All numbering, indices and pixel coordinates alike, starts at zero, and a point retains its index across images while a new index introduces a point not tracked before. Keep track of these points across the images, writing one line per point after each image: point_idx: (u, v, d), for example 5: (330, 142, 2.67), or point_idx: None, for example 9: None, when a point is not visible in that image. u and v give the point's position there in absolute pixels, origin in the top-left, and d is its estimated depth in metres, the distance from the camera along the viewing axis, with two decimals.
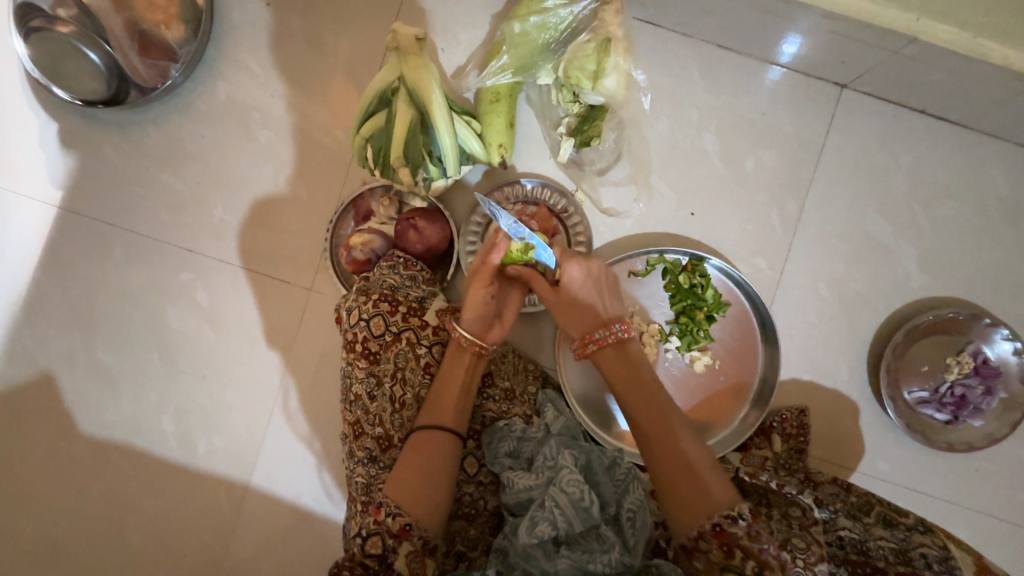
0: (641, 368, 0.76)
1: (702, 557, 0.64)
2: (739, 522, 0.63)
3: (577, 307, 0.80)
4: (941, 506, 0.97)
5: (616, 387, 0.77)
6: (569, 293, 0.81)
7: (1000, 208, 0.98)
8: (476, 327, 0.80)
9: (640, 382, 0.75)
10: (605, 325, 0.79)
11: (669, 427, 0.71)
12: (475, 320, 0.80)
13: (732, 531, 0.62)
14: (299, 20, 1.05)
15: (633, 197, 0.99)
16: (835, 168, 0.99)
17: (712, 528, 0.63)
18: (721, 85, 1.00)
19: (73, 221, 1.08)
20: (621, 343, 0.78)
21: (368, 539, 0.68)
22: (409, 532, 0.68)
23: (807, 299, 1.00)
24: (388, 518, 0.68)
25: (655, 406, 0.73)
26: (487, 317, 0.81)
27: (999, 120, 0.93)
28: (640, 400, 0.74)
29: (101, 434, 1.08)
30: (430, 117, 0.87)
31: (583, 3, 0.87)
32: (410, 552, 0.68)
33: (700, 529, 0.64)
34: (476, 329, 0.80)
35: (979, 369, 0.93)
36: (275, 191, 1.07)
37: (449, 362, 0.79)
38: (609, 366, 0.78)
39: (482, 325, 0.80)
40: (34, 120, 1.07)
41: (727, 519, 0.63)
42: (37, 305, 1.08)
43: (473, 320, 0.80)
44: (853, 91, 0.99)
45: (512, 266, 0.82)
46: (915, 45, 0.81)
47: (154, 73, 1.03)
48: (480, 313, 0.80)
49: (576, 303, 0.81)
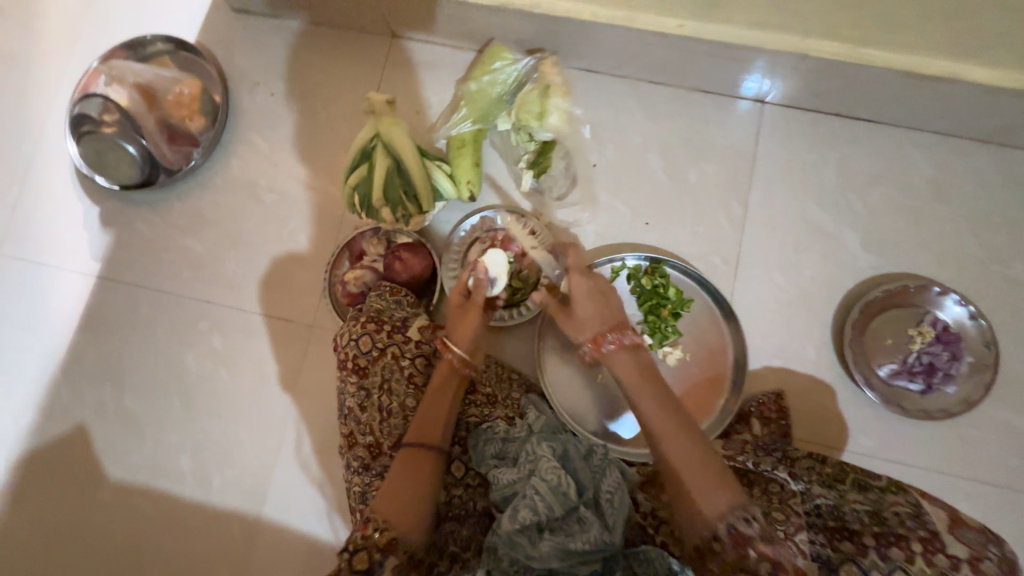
0: (646, 372, 0.79)
1: (718, 558, 0.68)
2: (752, 524, 0.66)
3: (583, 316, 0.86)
4: (932, 480, 0.97)
5: (629, 381, 0.79)
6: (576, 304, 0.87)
7: (929, 189, 1.07)
8: (467, 347, 0.88)
9: (651, 383, 0.78)
10: (613, 329, 0.83)
11: (666, 430, 0.73)
12: (467, 341, 0.89)
13: (746, 533, 0.66)
14: (298, 102, 1.26)
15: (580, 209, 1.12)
16: (769, 170, 1.11)
17: (726, 532, 0.67)
18: (657, 112, 1.14)
19: (108, 286, 1.24)
20: (631, 347, 0.82)
21: (355, 555, 0.71)
22: (396, 545, 0.73)
23: (766, 289, 1.07)
24: (375, 532, 0.73)
25: (661, 407, 0.75)
26: (474, 339, 0.89)
27: (908, 113, 1.04)
28: (648, 407, 0.76)
29: (127, 478, 1.17)
30: (406, 165, 1.01)
31: (525, 61, 1.06)
32: (396, 565, 0.73)
33: (715, 532, 0.67)
34: (463, 348, 0.88)
35: (940, 337, 0.97)
36: (280, 243, 1.22)
37: (439, 383, 0.86)
38: (620, 367, 0.80)
39: (472, 345, 0.89)
40: (80, 205, 1.27)
41: (743, 522, 0.66)
42: (74, 363, 1.22)
43: (462, 335, 0.89)
44: (773, 104, 1.12)
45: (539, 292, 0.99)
46: (809, 60, 0.95)
47: (180, 157, 1.23)
48: (471, 334, 0.89)
49: (582, 309, 0.86)
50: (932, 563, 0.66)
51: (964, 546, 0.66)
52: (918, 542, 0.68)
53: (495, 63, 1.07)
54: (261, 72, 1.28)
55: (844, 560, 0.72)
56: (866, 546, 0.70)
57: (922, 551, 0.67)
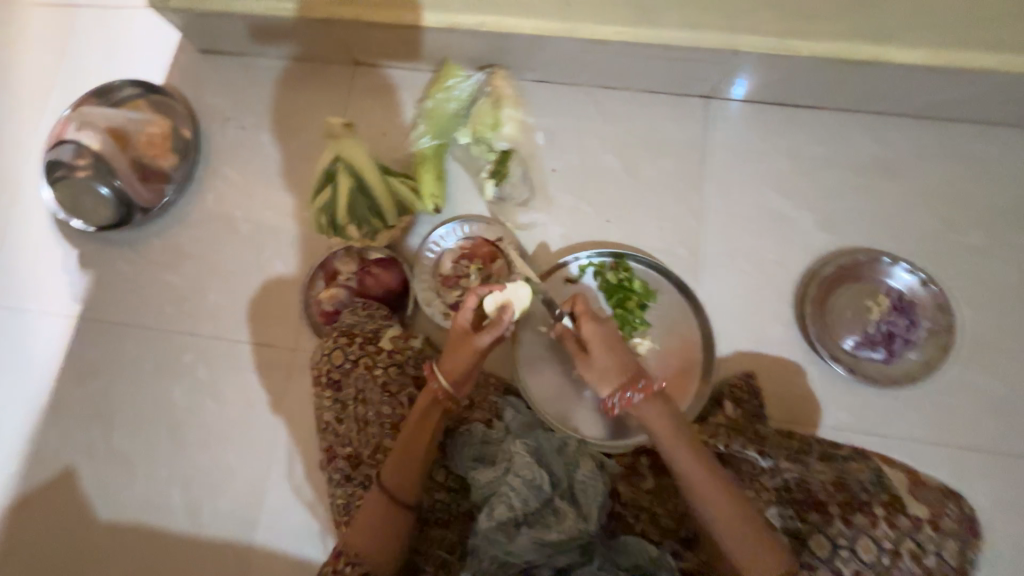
0: (688, 436, 0.77)
1: None
2: None
3: (605, 367, 0.82)
4: (907, 446, 0.99)
5: (661, 441, 0.77)
6: (594, 350, 0.83)
7: (873, 166, 1.12)
8: (454, 381, 0.85)
9: (695, 450, 0.76)
10: (635, 382, 0.80)
11: (717, 500, 0.73)
12: (455, 375, 0.85)
13: None
14: (266, 134, 1.30)
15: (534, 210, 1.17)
16: (721, 161, 1.15)
17: None
18: (609, 115, 1.19)
19: (91, 327, 1.26)
20: (665, 405, 0.79)
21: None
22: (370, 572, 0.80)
23: (728, 274, 1.10)
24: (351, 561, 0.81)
25: (711, 477, 0.74)
26: (465, 376, 0.86)
27: (843, 97, 1.10)
28: (697, 477, 0.74)
29: (117, 517, 1.16)
30: (368, 183, 1.05)
31: (477, 77, 1.12)
32: None
33: None
34: (453, 382, 0.85)
35: (896, 305, 1.01)
36: (257, 270, 1.25)
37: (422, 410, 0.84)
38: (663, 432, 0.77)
39: (460, 379, 0.86)
40: (59, 250, 1.29)
41: None
42: (59, 406, 1.22)
43: (452, 367, 0.85)
44: (719, 99, 1.17)
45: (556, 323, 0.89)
46: (742, 55, 1.01)
47: (154, 194, 1.26)
48: (462, 369, 0.86)
49: (603, 360, 0.82)
50: (894, 525, 0.75)
51: (921, 506, 0.76)
52: (881, 505, 0.76)
53: (449, 81, 1.12)
54: (229, 108, 1.32)
55: (812, 529, 0.76)
56: (831, 514, 0.76)
57: (883, 514, 0.75)
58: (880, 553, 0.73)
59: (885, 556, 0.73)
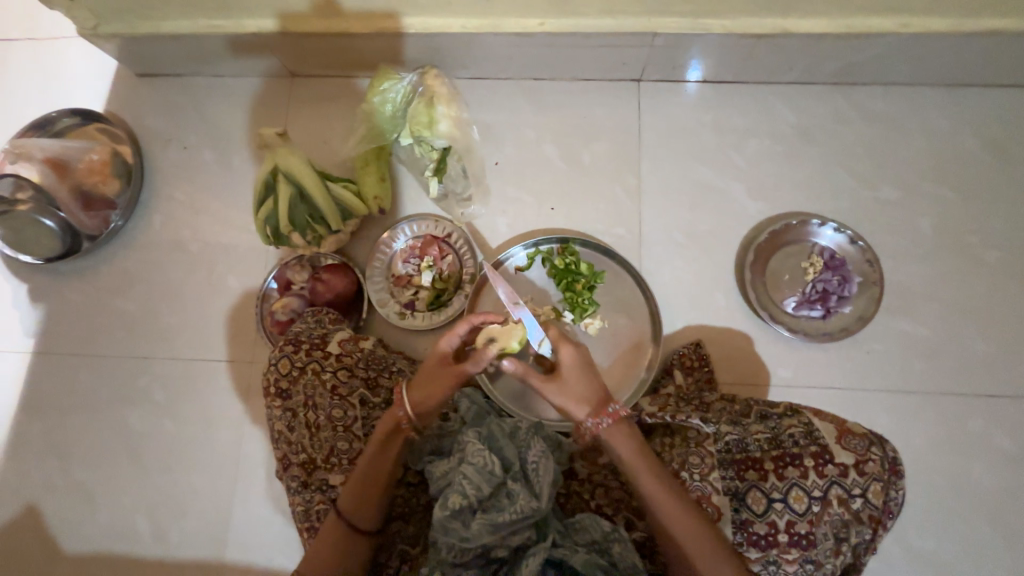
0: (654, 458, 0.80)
1: None
2: None
3: (577, 392, 0.83)
4: (849, 398, 1.03)
5: (630, 464, 0.79)
6: (568, 378, 0.83)
7: (798, 133, 1.16)
8: (422, 409, 0.84)
9: (660, 468, 0.79)
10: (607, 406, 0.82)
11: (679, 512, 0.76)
12: (423, 403, 0.84)
13: None
14: (209, 151, 1.31)
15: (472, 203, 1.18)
16: (655, 141, 1.19)
17: None
18: (545, 105, 1.22)
19: (44, 360, 1.24)
20: (631, 427, 0.82)
21: None
22: None
23: (670, 249, 1.13)
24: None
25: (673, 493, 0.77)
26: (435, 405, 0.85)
27: (763, 69, 1.14)
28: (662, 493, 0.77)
29: (84, 549, 1.15)
30: (306, 189, 1.06)
31: (411, 77, 1.12)
32: None
33: None
34: (420, 409, 0.84)
35: (829, 264, 1.04)
36: (210, 288, 1.25)
37: (385, 435, 0.84)
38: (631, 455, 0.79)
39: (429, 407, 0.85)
40: (7, 286, 1.28)
41: None
42: (17, 444, 1.21)
43: (422, 399, 0.84)
44: (648, 81, 1.21)
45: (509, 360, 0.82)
46: (660, 36, 1.06)
47: (99, 221, 1.25)
48: (433, 397, 0.84)
49: (576, 386, 0.83)
50: (823, 473, 0.79)
51: (849, 454, 0.80)
52: (811, 457, 0.80)
53: (383, 83, 1.11)
54: (171, 129, 1.32)
55: (749, 486, 0.81)
56: (766, 471, 0.81)
57: (812, 464, 0.80)
58: (810, 501, 0.79)
59: (815, 503, 0.79)
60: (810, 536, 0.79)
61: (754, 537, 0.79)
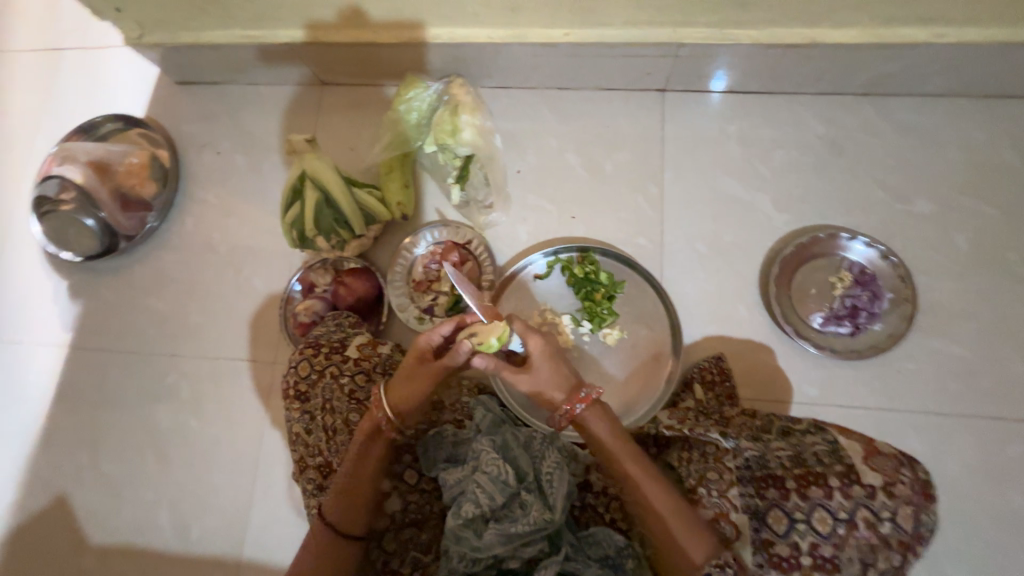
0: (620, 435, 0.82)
1: None
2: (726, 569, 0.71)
3: (547, 381, 0.86)
4: (878, 418, 0.99)
5: (601, 445, 0.82)
6: (538, 368, 0.86)
7: (827, 145, 1.14)
8: (405, 407, 0.85)
9: (626, 444, 0.81)
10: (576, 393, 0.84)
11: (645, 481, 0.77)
12: (405, 401, 0.85)
13: None
14: (241, 156, 1.35)
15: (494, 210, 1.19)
16: (678, 151, 1.18)
17: None
18: (567, 114, 1.23)
19: (80, 354, 1.30)
20: (602, 410, 0.84)
21: None
22: None
23: (692, 260, 1.12)
24: None
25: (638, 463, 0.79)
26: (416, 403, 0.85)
27: (791, 80, 1.12)
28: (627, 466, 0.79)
29: (109, 539, 1.18)
30: (332, 195, 1.08)
31: (437, 86, 1.15)
32: None
33: None
34: (402, 407, 0.85)
35: (858, 279, 1.01)
36: (237, 288, 1.28)
37: (362, 442, 0.85)
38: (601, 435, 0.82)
39: (412, 406, 0.85)
40: (49, 282, 1.34)
41: (716, 567, 0.72)
42: (52, 434, 1.26)
43: (400, 399, 0.85)
44: (672, 91, 1.20)
45: (482, 356, 0.83)
46: (686, 47, 1.05)
47: (135, 222, 1.31)
48: (413, 395, 0.85)
49: (546, 376, 0.86)
50: (848, 495, 0.76)
51: (877, 475, 0.77)
52: (837, 477, 0.77)
53: (410, 91, 1.13)
54: (205, 135, 1.38)
55: (770, 505, 0.78)
56: (788, 490, 0.78)
57: (838, 485, 0.76)
58: (835, 524, 0.76)
59: (841, 526, 0.75)
60: (835, 559, 0.75)
61: (776, 559, 0.77)
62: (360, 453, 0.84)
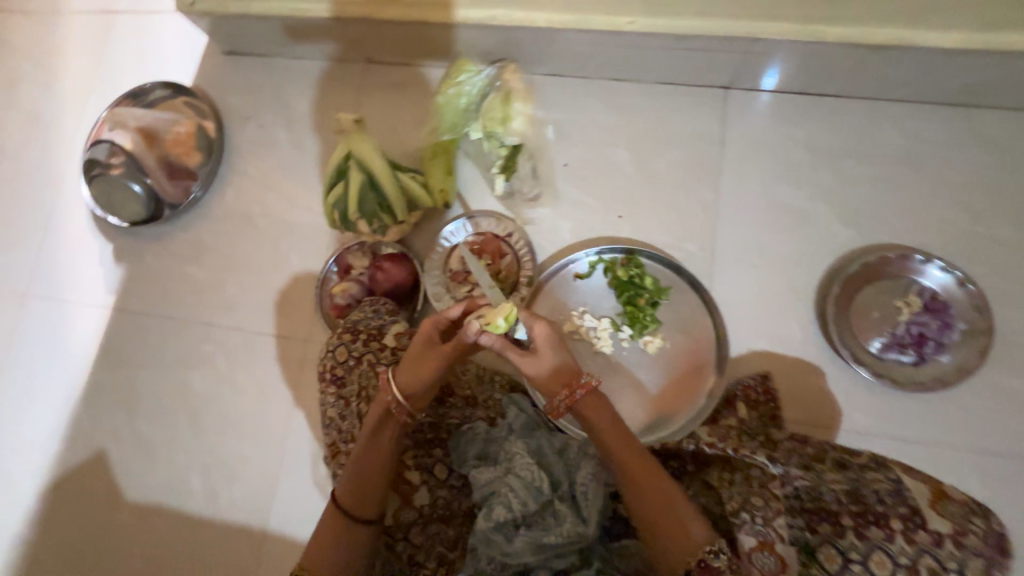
0: (617, 422, 0.80)
1: None
2: (720, 556, 0.69)
3: (549, 367, 0.83)
4: (934, 455, 0.93)
5: (599, 433, 0.80)
6: (541, 354, 0.83)
7: (903, 158, 1.05)
8: (410, 389, 0.83)
9: (621, 430, 0.80)
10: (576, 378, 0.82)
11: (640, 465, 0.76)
12: (410, 382, 0.83)
13: (716, 565, 0.68)
14: (284, 131, 1.34)
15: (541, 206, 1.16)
16: (737, 154, 1.11)
17: (698, 564, 0.69)
18: (621, 107, 1.17)
19: (122, 317, 1.33)
20: (601, 398, 0.81)
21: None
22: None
23: (744, 271, 1.06)
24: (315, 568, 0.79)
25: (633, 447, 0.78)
26: (424, 386, 0.84)
27: (871, 84, 1.04)
28: (621, 450, 0.78)
29: (142, 498, 1.22)
30: (377, 178, 1.05)
31: (489, 70, 1.10)
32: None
33: (688, 567, 0.69)
34: (408, 389, 0.83)
35: (928, 306, 0.95)
36: (274, 264, 1.29)
37: (374, 424, 0.84)
38: (597, 421, 0.80)
39: (418, 388, 0.83)
40: (95, 243, 1.37)
41: (710, 554, 0.69)
42: (93, 392, 1.30)
43: (407, 381, 0.83)
44: (737, 89, 1.13)
45: (487, 337, 0.81)
46: (761, 43, 0.97)
47: (180, 191, 1.32)
48: (421, 378, 0.83)
49: (548, 362, 0.83)
50: (912, 540, 0.72)
51: (944, 521, 0.72)
52: (899, 519, 0.73)
53: (461, 75, 1.09)
54: (251, 107, 1.37)
55: (821, 540, 0.75)
56: (844, 527, 0.74)
57: (901, 528, 0.73)
58: (895, 568, 0.71)
59: (901, 571, 0.71)
60: None
61: None
62: (371, 431, 0.85)
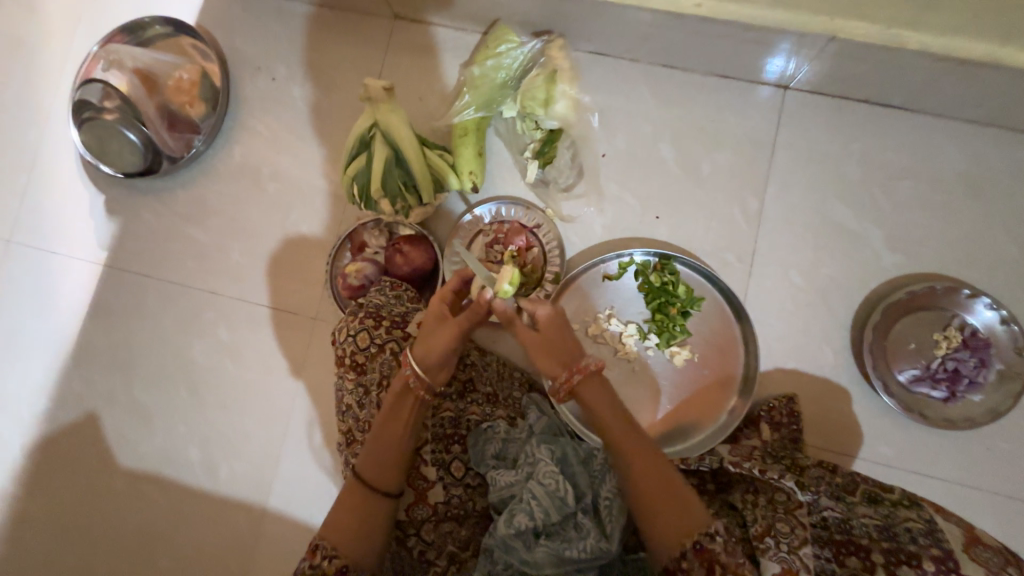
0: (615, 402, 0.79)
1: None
2: (716, 538, 0.67)
3: (557, 347, 0.81)
4: (948, 489, 0.94)
5: (596, 414, 0.78)
6: (547, 333, 0.82)
7: (961, 183, 1.00)
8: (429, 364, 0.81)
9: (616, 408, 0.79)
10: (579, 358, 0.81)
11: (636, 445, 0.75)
12: (429, 356, 0.81)
13: (711, 548, 0.67)
14: (298, 88, 1.22)
15: (585, 204, 1.08)
16: (788, 162, 1.04)
17: (693, 547, 0.67)
18: (670, 98, 1.08)
19: (116, 276, 1.24)
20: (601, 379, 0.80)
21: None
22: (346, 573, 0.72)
23: (781, 288, 1.02)
24: (324, 560, 0.73)
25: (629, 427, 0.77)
26: (441, 362, 0.82)
27: (941, 100, 0.96)
28: (615, 429, 0.77)
29: (137, 465, 1.19)
30: (404, 153, 0.98)
31: (531, 44, 1.02)
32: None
33: (682, 549, 0.67)
34: (427, 366, 0.81)
35: (968, 342, 0.92)
36: (283, 233, 1.20)
37: (394, 402, 0.80)
38: (593, 401, 0.79)
39: (435, 365, 0.82)
40: (86, 193, 1.26)
41: (705, 536, 0.67)
42: (84, 352, 1.23)
43: (425, 353, 0.81)
44: (796, 90, 1.05)
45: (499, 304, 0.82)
46: (836, 42, 0.88)
47: (182, 144, 1.22)
48: (440, 356, 0.81)
49: (554, 342, 0.82)
50: None
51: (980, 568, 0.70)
52: (932, 560, 0.71)
53: (501, 46, 1.01)
54: (261, 57, 1.24)
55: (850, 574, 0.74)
56: (873, 563, 0.73)
57: (934, 570, 0.70)
58: None
59: None
60: None
61: None
62: (388, 410, 0.80)
